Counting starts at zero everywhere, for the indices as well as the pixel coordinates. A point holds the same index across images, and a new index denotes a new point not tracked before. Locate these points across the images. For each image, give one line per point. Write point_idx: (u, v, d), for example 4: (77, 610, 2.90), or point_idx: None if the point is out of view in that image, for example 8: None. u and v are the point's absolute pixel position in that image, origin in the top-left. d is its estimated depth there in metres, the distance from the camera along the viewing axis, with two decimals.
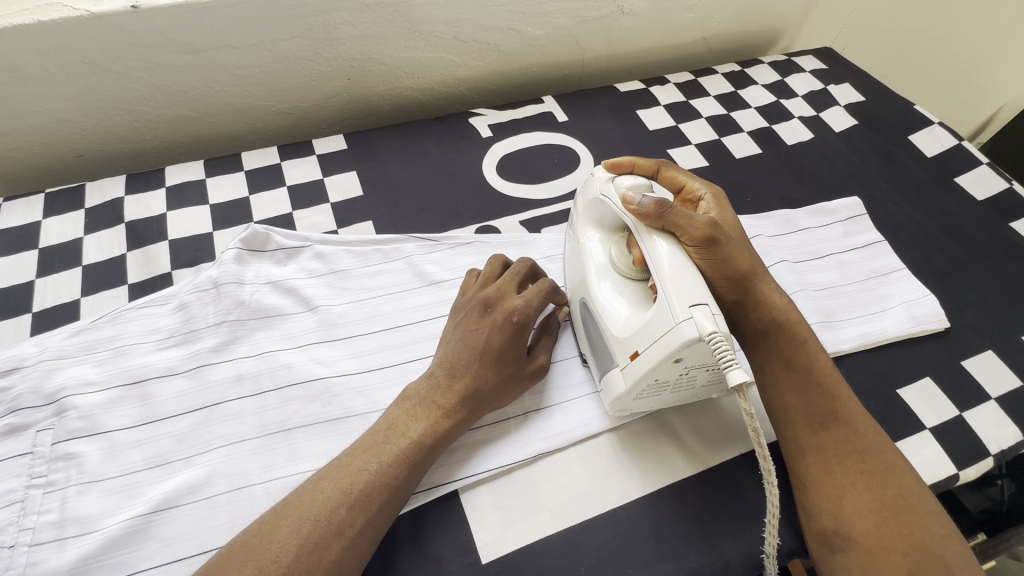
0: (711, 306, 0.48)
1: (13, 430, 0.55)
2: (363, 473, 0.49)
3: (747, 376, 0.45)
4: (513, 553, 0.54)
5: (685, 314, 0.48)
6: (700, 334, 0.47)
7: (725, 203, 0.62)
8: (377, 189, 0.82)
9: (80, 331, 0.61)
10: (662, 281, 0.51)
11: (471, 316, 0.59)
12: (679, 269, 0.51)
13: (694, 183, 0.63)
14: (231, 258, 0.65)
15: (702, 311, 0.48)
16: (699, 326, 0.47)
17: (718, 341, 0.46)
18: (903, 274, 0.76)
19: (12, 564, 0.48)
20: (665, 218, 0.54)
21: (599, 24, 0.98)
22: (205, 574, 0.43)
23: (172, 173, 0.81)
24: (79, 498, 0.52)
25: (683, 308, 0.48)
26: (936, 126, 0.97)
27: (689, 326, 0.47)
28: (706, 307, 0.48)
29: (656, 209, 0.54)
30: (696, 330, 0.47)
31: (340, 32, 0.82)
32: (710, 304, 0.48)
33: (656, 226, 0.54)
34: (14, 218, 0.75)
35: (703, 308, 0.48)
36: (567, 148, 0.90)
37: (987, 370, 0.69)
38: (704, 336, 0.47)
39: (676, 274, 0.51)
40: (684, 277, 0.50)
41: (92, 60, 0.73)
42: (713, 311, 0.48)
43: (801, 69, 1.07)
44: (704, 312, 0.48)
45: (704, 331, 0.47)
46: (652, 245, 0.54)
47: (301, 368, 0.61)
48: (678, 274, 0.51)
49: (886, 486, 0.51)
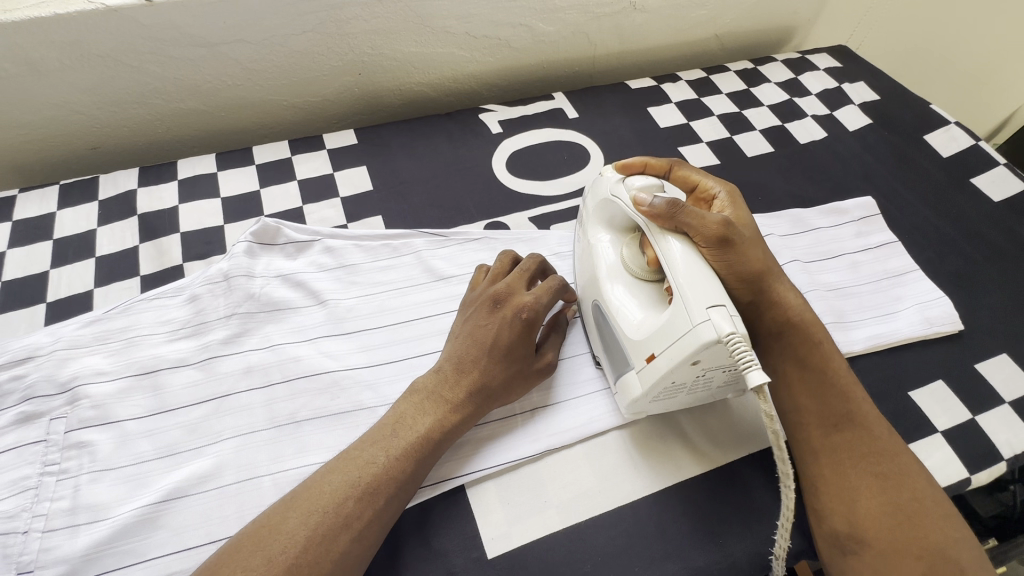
0: (728, 308, 0.48)
1: (27, 418, 0.55)
2: (372, 466, 0.49)
3: (766, 377, 0.45)
4: (519, 550, 0.54)
5: (702, 316, 0.48)
6: (718, 336, 0.47)
7: (739, 202, 0.61)
8: (387, 183, 0.82)
9: (93, 321, 0.62)
10: (678, 283, 0.51)
11: (480, 312, 0.59)
12: (694, 270, 0.51)
13: (707, 182, 0.63)
14: (242, 251, 0.66)
15: (719, 311, 0.48)
16: (717, 327, 0.47)
17: (737, 343, 0.46)
18: (916, 276, 0.76)
19: (25, 549, 0.49)
20: (677, 217, 0.53)
21: (611, 20, 0.98)
22: (214, 565, 0.43)
23: (184, 166, 0.81)
24: (91, 485, 0.53)
25: (700, 310, 0.48)
26: (952, 125, 0.95)
27: (708, 328, 0.47)
28: (723, 307, 0.48)
29: (667, 209, 0.53)
30: (714, 332, 0.47)
31: (352, 26, 0.82)
32: (727, 305, 0.48)
33: (669, 227, 0.54)
34: (30, 209, 0.76)
35: (721, 310, 0.48)
36: (577, 144, 0.89)
37: (1001, 373, 0.68)
38: (722, 337, 0.47)
39: (692, 276, 0.50)
40: (700, 279, 0.50)
41: (107, 53, 0.74)
42: (731, 312, 0.48)
43: (815, 68, 1.06)
44: (722, 313, 0.48)
45: (722, 333, 0.47)
46: (665, 245, 0.54)
47: (310, 361, 0.61)
48: (694, 276, 0.50)
49: (901, 490, 0.51)
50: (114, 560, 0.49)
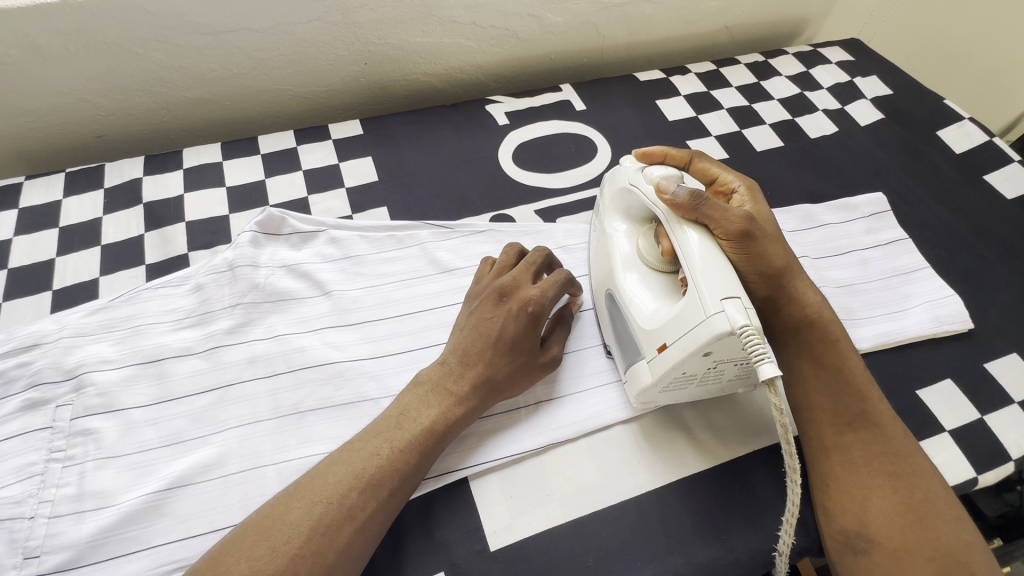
0: (743, 300, 0.48)
1: (34, 404, 0.56)
2: (375, 458, 0.49)
3: (778, 369, 0.45)
4: (522, 542, 0.54)
5: (716, 307, 0.47)
6: (731, 328, 0.46)
7: (759, 197, 0.62)
8: (392, 174, 0.82)
9: (98, 309, 0.62)
10: (694, 274, 0.50)
11: (485, 305, 0.58)
12: (711, 262, 0.50)
13: (728, 175, 0.63)
14: (247, 241, 0.66)
15: (734, 304, 0.47)
16: (731, 319, 0.46)
17: (750, 335, 0.46)
18: (926, 274, 0.75)
19: (32, 535, 0.50)
20: (699, 209, 0.53)
21: (620, 12, 0.97)
22: (212, 565, 0.42)
23: (190, 155, 0.81)
24: (97, 473, 0.53)
25: (714, 301, 0.48)
26: (966, 121, 0.94)
27: (721, 320, 0.47)
28: (738, 300, 0.48)
29: (690, 201, 0.53)
30: (728, 324, 0.46)
31: (359, 15, 0.82)
32: (742, 297, 0.48)
33: (689, 218, 0.53)
34: (35, 197, 0.76)
35: (735, 302, 0.47)
36: (585, 137, 0.89)
37: (1011, 374, 0.68)
38: (736, 329, 0.46)
39: (707, 266, 0.50)
40: (717, 271, 0.49)
41: (112, 40, 0.73)
42: (745, 305, 0.47)
43: (827, 61, 1.05)
44: (737, 306, 0.47)
45: (735, 324, 0.46)
46: (682, 236, 0.53)
47: (314, 352, 0.61)
48: (709, 267, 0.50)
49: (913, 491, 0.50)
50: (118, 548, 0.50)
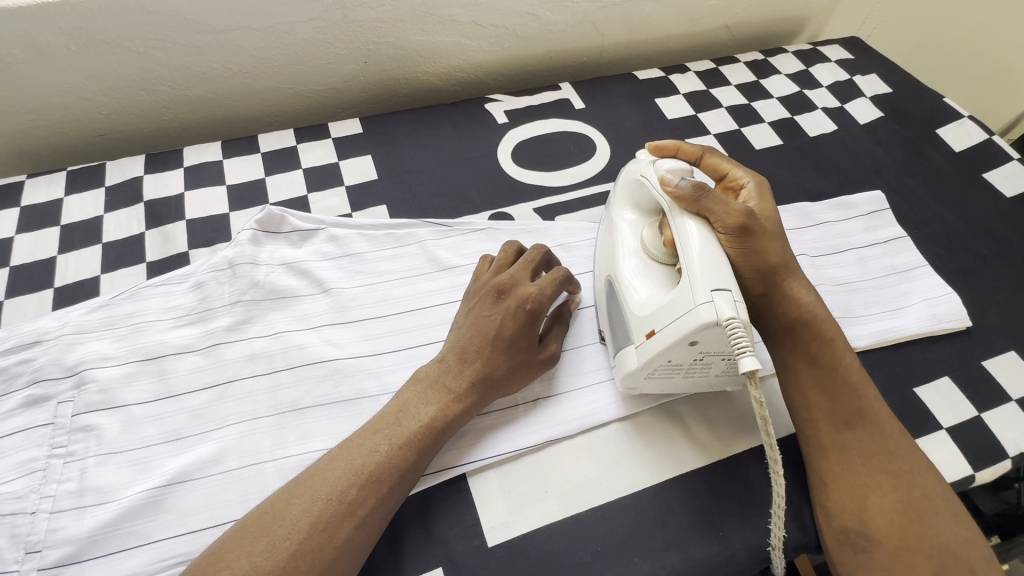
0: (733, 294, 0.48)
1: (35, 401, 0.56)
2: (374, 454, 0.50)
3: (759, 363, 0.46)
4: (520, 538, 0.54)
5: (706, 297, 0.48)
6: (718, 318, 0.47)
7: (767, 194, 0.61)
8: (391, 172, 0.82)
9: (99, 306, 0.62)
10: (689, 264, 0.50)
11: (485, 303, 0.58)
12: (707, 253, 0.50)
13: (738, 172, 0.63)
14: (246, 239, 0.66)
15: (723, 296, 0.48)
16: (718, 311, 0.47)
17: (735, 327, 0.46)
18: (924, 272, 0.75)
19: (33, 530, 0.50)
20: (701, 201, 0.53)
21: (619, 10, 0.97)
22: (207, 564, 0.43)
23: (190, 154, 0.81)
24: (97, 469, 0.53)
25: (705, 291, 0.48)
26: (965, 120, 0.94)
27: (708, 310, 0.47)
28: (728, 293, 0.48)
29: (693, 192, 0.53)
30: (714, 315, 0.47)
31: (359, 14, 0.82)
32: (732, 291, 0.48)
33: (691, 209, 0.54)
34: (37, 195, 0.76)
35: (725, 294, 0.48)
36: (583, 135, 0.89)
37: (1009, 372, 0.68)
38: (722, 320, 0.47)
39: (704, 257, 0.50)
40: (712, 263, 0.50)
41: (112, 39, 0.74)
42: (735, 298, 0.48)
43: (827, 59, 1.05)
44: (726, 298, 0.47)
45: (722, 316, 0.47)
46: (682, 225, 0.53)
47: (313, 349, 0.61)
48: (706, 258, 0.50)
49: (912, 488, 0.51)
50: (117, 543, 0.50)
